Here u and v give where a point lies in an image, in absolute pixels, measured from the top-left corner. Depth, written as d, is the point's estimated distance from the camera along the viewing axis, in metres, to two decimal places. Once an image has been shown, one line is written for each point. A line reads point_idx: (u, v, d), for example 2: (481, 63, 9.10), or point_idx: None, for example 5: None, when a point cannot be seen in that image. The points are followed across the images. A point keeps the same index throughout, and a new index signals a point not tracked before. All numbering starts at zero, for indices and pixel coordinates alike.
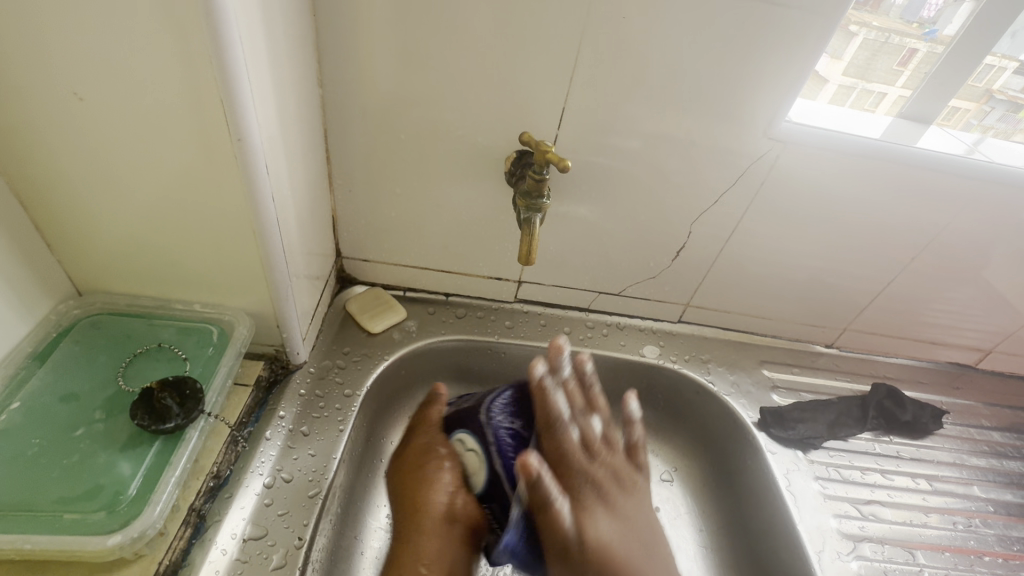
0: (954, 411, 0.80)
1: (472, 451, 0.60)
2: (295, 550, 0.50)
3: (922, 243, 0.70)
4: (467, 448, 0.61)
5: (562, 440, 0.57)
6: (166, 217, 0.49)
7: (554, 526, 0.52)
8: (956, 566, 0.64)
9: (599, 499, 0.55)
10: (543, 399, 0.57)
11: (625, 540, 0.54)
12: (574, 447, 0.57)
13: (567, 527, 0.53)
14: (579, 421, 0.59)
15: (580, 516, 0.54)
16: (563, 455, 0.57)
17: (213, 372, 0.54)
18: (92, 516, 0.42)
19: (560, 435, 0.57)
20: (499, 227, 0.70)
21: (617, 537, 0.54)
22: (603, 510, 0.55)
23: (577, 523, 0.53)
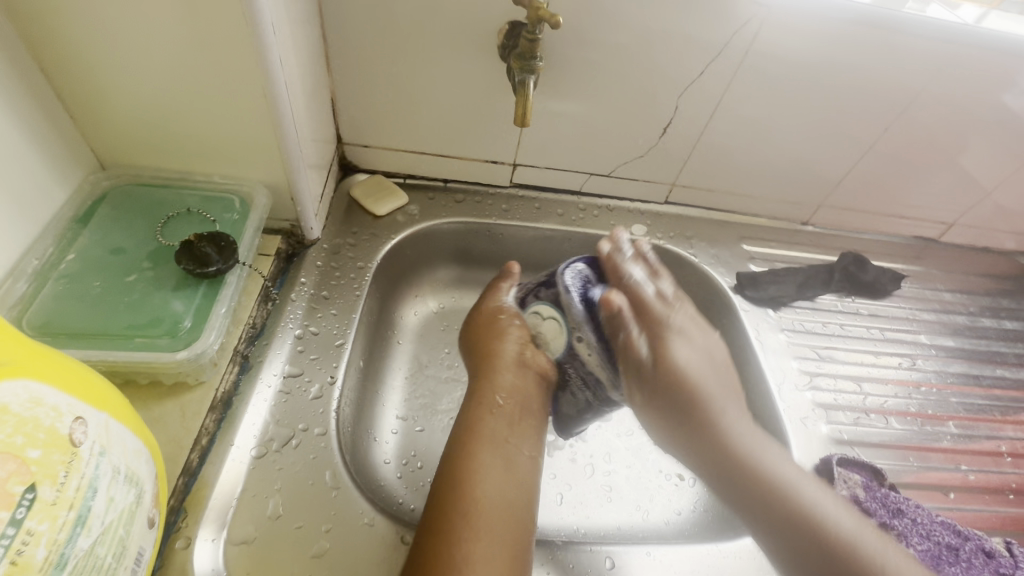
0: (912, 277, 0.88)
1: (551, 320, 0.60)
2: (329, 385, 0.58)
3: (895, 114, 0.73)
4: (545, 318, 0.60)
5: (666, 347, 0.61)
6: (182, 85, 0.51)
7: (631, 355, 0.58)
8: (897, 395, 0.71)
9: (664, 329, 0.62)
10: (615, 267, 0.63)
11: (698, 365, 0.63)
12: (652, 307, 0.63)
13: (645, 356, 0.59)
14: (652, 285, 0.65)
15: (659, 348, 0.60)
16: (663, 354, 0.60)
17: (241, 233, 0.58)
18: (157, 339, 0.49)
19: (631, 289, 0.63)
20: (494, 107, 0.72)
21: (691, 363, 0.62)
22: (677, 337, 0.63)
23: (657, 353, 0.60)
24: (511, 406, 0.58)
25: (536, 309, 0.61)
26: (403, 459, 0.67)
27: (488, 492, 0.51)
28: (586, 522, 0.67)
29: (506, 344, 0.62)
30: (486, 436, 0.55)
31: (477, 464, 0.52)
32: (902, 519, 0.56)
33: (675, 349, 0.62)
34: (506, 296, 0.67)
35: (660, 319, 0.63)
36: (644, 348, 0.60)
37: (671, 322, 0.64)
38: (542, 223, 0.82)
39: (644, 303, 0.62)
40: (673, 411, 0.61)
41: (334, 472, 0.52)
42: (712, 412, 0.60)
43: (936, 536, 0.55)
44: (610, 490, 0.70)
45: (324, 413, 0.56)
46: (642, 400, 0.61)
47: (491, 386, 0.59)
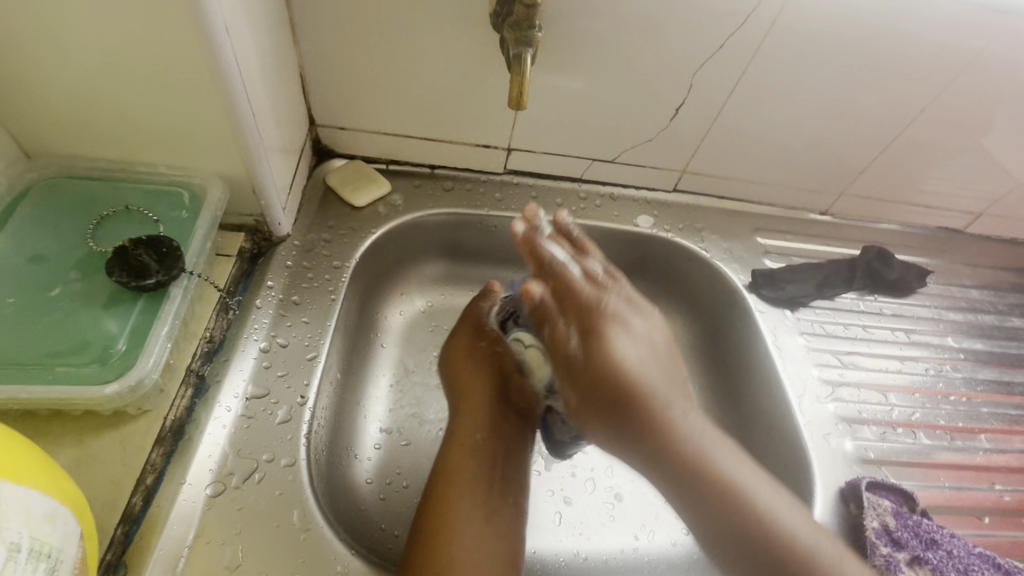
0: (937, 271, 0.81)
1: (533, 347, 0.55)
2: (299, 406, 0.51)
3: (933, 94, 0.65)
4: (526, 346, 0.56)
5: (598, 347, 0.50)
6: (108, 61, 0.42)
7: (564, 348, 0.51)
8: (923, 405, 0.66)
9: (612, 319, 0.51)
10: (534, 252, 0.53)
11: (648, 365, 0.50)
12: (586, 295, 0.51)
13: (593, 351, 0.50)
14: (579, 267, 0.53)
15: (597, 341, 0.50)
16: (595, 358, 0.50)
17: (189, 235, 0.51)
18: (86, 368, 0.42)
19: (559, 274, 0.52)
20: (485, 85, 0.64)
21: (644, 361, 0.50)
22: (620, 330, 0.51)
23: (593, 348, 0.50)
24: (491, 444, 0.52)
25: (518, 335, 0.58)
26: (386, 479, 0.61)
27: (468, 544, 0.46)
28: (587, 545, 0.61)
29: (488, 379, 0.56)
30: (467, 479, 0.50)
31: (456, 517, 0.47)
32: (936, 551, 0.50)
33: (609, 343, 0.50)
34: (489, 318, 0.62)
35: (592, 306, 0.51)
36: (609, 339, 0.50)
37: (620, 313, 0.52)
38: (540, 214, 0.74)
39: (579, 294, 0.51)
40: (614, 416, 0.50)
41: (303, 510, 0.46)
42: (643, 409, 0.50)
43: (974, 571, 0.50)
44: (613, 507, 0.64)
45: (293, 439, 0.49)
46: (574, 403, 0.52)
47: (471, 425, 0.54)
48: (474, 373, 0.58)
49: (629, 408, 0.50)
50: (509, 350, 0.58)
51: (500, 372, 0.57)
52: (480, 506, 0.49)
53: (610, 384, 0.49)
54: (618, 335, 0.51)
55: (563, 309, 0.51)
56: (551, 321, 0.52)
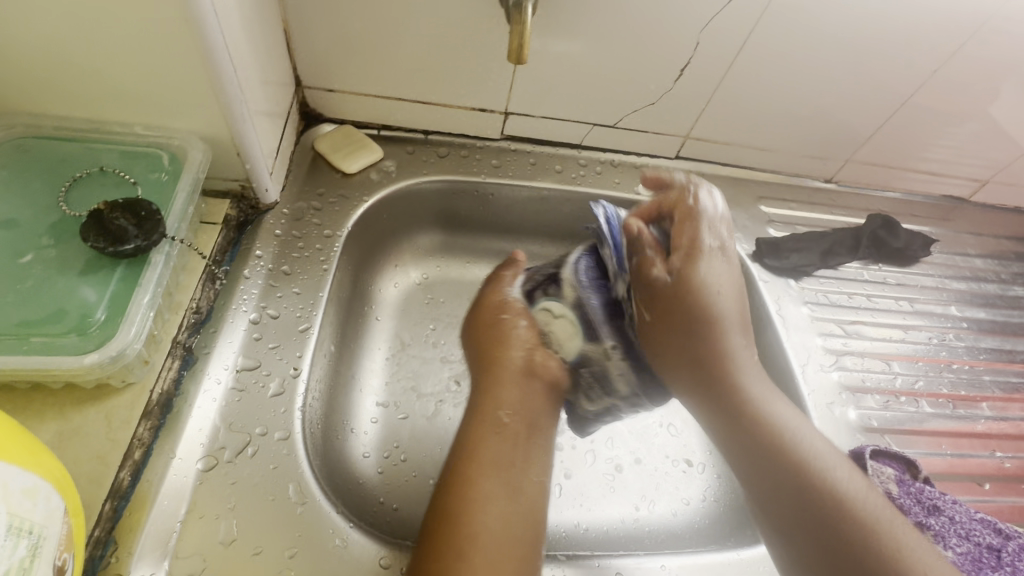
0: (941, 241, 0.80)
1: (562, 318, 0.56)
2: (292, 379, 0.49)
3: (948, 55, 0.62)
4: (555, 315, 0.57)
5: (690, 271, 0.54)
6: (71, 7, 0.39)
7: (647, 270, 0.54)
8: (926, 373, 0.66)
9: (682, 257, 0.54)
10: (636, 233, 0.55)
11: (733, 291, 0.54)
12: (699, 218, 0.56)
13: (665, 272, 0.54)
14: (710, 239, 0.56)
15: (685, 268, 0.54)
16: (682, 286, 0.53)
17: (170, 199, 0.48)
18: (62, 339, 0.40)
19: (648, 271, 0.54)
20: (480, 44, 0.61)
21: (717, 293, 0.53)
22: (704, 261, 0.54)
23: (679, 272, 0.54)
24: (516, 423, 0.51)
25: (547, 305, 0.57)
26: (383, 452, 0.60)
27: (489, 524, 0.44)
28: (588, 515, 0.61)
29: (513, 353, 0.54)
30: (488, 458, 0.48)
31: (478, 495, 0.46)
32: (939, 517, 0.50)
33: (700, 270, 0.54)
34: (512, 288, 0.60)
35: (682, 311, 0.53)
36: (692, 271, 0.54)
37: (724, 250, 0.56)
38: (539, 181, 0.72)
39: (694, 235, 0.55)
40: (693, 368, 0.53)
41: (300, 483, 0.44)
42: (720, 354, 0.53)
43: (975, 536, 0.50)
44: (614, 478, 0.64)
45: (287, 413, 0.47)
46: (660, 357, 0.54)
47: (495, 402, 0.52)
48: (501, 345, 0.56)
49: (710, 325, 0.53)
50: (535, 321, 0.56)
51: (527, 347, 0.55)
52: (504, 483, 0.47)
53: (688, 332, 0.53)
54: (698, 262, 0.54)
55: (670, 246, 0.56)
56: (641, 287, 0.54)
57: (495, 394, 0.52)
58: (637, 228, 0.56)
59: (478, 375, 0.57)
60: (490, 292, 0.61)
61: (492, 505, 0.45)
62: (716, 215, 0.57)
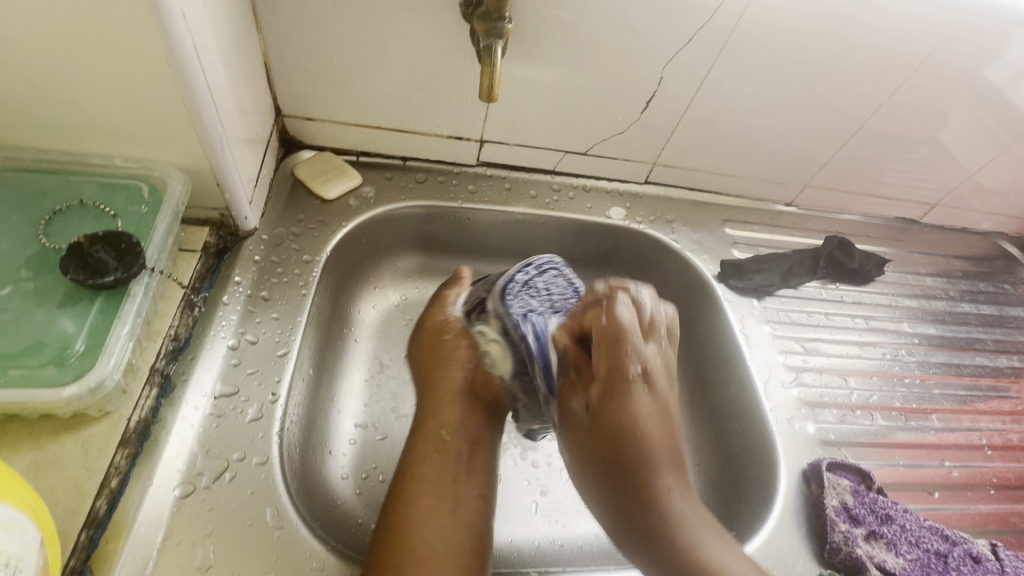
0: (894, 261, 0.85)
1: (495, 341, 0.56)
2: (270, 404, 0.50)
3: (890, 90, 0.67)
4: (489, 339, 0.56)
5: (627, 405, 0.45)
6: (57, 48, 0.40)
7: (573, 405, 0.49)
8: (880, 387, 0.70)
9: (600, 396, 0.47)
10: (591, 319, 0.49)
11: (661, 421, 0.46)
12: (631, 337, 0.47)
13: (610, 412, 0.46)
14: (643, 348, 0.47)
15: (614, 404, 0.46)
16: (625, 426, 0.45)
17: (149, 230, 0.49)
18: (41, 370, 0.40)
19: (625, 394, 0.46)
20: (456, 77, 0.63)
21: (642, 426, 0.45)
22: (646, 389, 0.46)
23: (591, 413, 0.47)
24: (458, 442, 0.52)
25: (481, 328, 0.57)
26: (362, 473, 0.61)
27: (430, 538, 0.45)
28: (563, 532, 0.63)
29: (456, 374, 0.55)
30: (428, 475, 0.49)
31: (421, 511, 0.47)
32: (891, 526, 0.54)
33: (625, 406, 0.46)
34: (454, 305, 0.61)
35: (621, 389, 0.46)
36: (641, 402, 0.46)
37: (653, 373, 0.47)
38: (514, 206, 0.74)
39: (617, 358, 0.47)
40: (612, 482, 0.46)
41: (277, 507, 0.45)
42: (643, 486, 0.45)
43: (924, 543, 0.53)
44: None
45: (265, 437, 0.48)
46: (575, 450, 0.49)
47: (435, 422, 0.53)
48: (442, 365, 0.57)
49: (622, 464, 0.45)
50: (474, 342, 0.57)
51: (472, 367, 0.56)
52: (443, 496, 0.48)
53: (608, 450, 0.46)
54: (643, 390, 0.46)
55: (593, 371, 0.49)
56: (568, 374, 0.50)
57: (434, 412, 0.53)
58: (563, 344, 0.51)
59: (420, 393, 0.57)
60: (436, 308, 0.62)
61: (432, 524, 0.46)
62: (648, 319, 0.49)
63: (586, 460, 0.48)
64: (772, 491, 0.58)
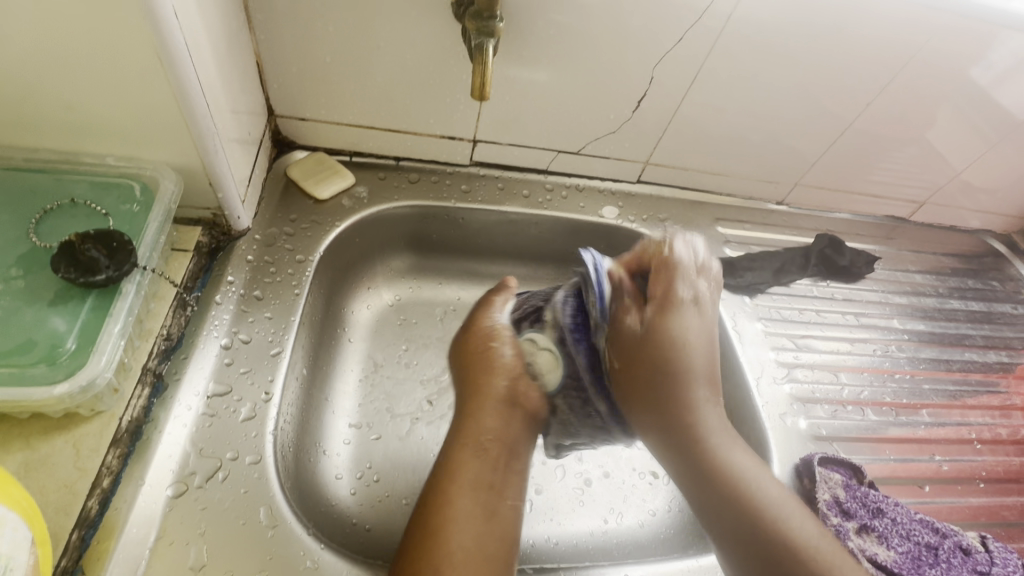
0: (884, 258, 0.86)
1: (546, 351, 0.54)
2: (263, 404, 0.50)
3: (877, 90, 0.68)
4: (539, 348, 0.54)
5: (676, 314, 0.51)
6: (47, 46, 0.40)
7: (623, 320, 0.52)
8: (871, 383, 0.71)
9: (654, 304, 0.52)
10: (642, 262, 0.55)
11: (710, 343, 0.51)
12: (682, 268, 0.54)
13: (639, 318, 0.52)
14: (698, 261, 0.56)
15: (658, 317, 0.51)
16: (678, 331, 0.50)
17: (141, 229, 0.49)
18: (31, 369, 0.40)
19: (669, 313, 0.51)
20: (448, 77, 0.64)
21: (689, 333, 0.50)
22: (687, 305, 0.52)
23: (648, 322, 0.51)
24: (495, 449, 0.51)
25: (531, 336, 0.55)
26: (357, 473, 0.61)
27: (463, 543, 0.45)
28: (558, 530, 0.63)
29: (499, 382, 0.54)
30: (465, 481, 0.48)
31: (453, 514, 0.46)
32: (882, 519, 0.54)
33: (678, 318, 0.51)
34: (499, 312, 0.60)
35: (668, 295, 0.52)
36: (687, 321, 0.51)
37: (701, 300, 0.53)
38: (507, 206, 0.74)
39: (670, 283, 0.53)
40: (655, 397, 0.49)
41: (270, 507, 0.45)
42: (682, 393, 0.48)
43: (914, 536, 0.53)
44: (583, 492, 0.66)
45: (258, 436, 0.48)
46: (616, 355, 0.51)
47: (476, 428, 0.52)
48: (486, 372, 0.55)
49: (658, 345, 0.50)
50: (520, 350, 0.55)
51: (512, 375, 0.54)
52: (478, 503, 0.48)
53: (650, 352, 0.49)
54: (689, 308, 0.52)
55: (647, 296, 0.54)
56: (620, 296, 0.53)
57: (472, 415, 0.53)
58: (619, 276, 0.54)
59: (463, 400, 0.56)
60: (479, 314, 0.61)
61: (467, 529, 0.46)
62: (699, 260, 0.56)
63: (629, 358, 0.50)
64: None
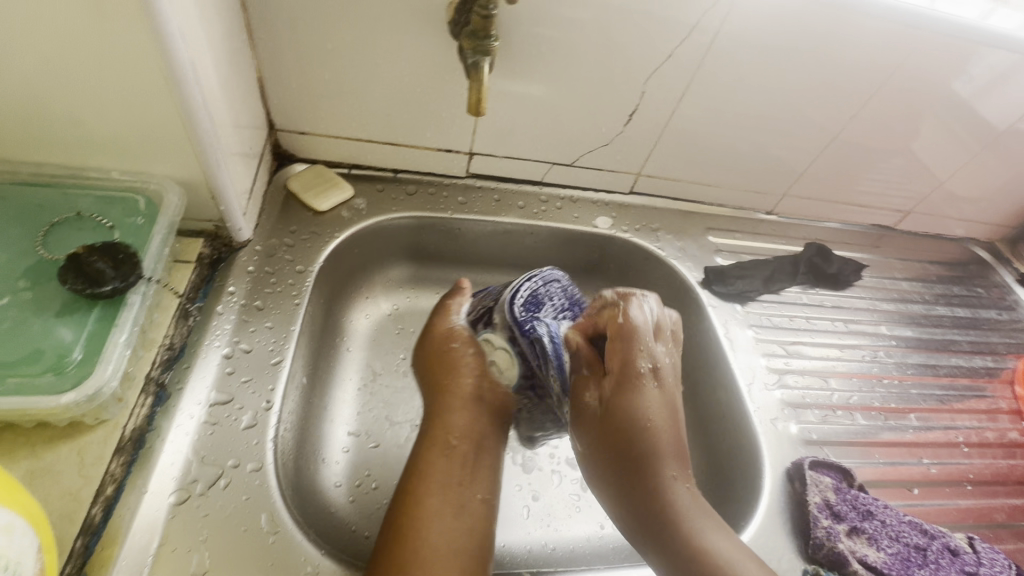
0: (872, 266, 0.88)
1: (501, 348, 0.57)
2: (264, 412, 0.51)
3: (860, 104, 0.71)
4: (497, 346, 0.57)
5: (635, 402, 0.48)
6: (59, 65, 0.42)
7: (580, 402, 0.51)
8: (860, 388, 0.72)
9: (612, 381, 0.50)
10: (597, 321, 0.54)
11: (670, 425, 0.48)
12: (641, 336, 0.51)
13: (604, 398, 0.50)
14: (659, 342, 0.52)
15: (618, 398, 0.49)
16: (634, 419, 0.48)
17: (146, 241, 0.50)
18: (39, 378, 0.41)
19: (627, 398, 0.49)
20: (444, 92, 0.66)
21: (673, 409, 0.49)
22: (651, 382, 0.50)
23: (607, 402, 0.49)
24: (465, 446, 0.52)
25: (488, 336, 0.58)
26: (355, 481, 0.61)
27: (434, 539, 0.46)
28: (555, 536, 0.63)
29: (466, 380, 0.56)
30: (437, 478, 0.50)
31: (426, 515, 0.47)
32: (872, 521, 0.55)
33: (636, 397, 0.49)
34: (455, 314, 0.62)
35: (630, 375, 0.50)
36: (646, 398, 0.49)
37: (661, 371, 0.51)
38: (503, 217, 0.76)
39: (629, 355, 0.51)
40: (623, 476, 0.48)
41: (271, 513, 0.46)
42: (646, 477, 0.47)
43: (904, 538, 0.55)
44: (580, 498, 0.66)
45: (260, 444, 0.49)
46: (585, 442, 0.50)
47: (444, 427, 0.53)
48: (450, 372, 0.57)
49: (632, 462, 0.47)
50: (482, 350, 0.58)
51: (482, 372, 0.56)
52: (449, 500, 0.49)
53: (613, 449, 0.48)
54: (649, 382, 0.50)
55: (605, 367, 0.52)
56: (579, 369, 0.52)
57: (436, 414, 0.55)
58: (575, 344, 0.53)
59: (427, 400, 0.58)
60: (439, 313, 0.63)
61: (436, 524, 0.47)
62: (656, 322, 0.53)
63: (587, 438, 0.50)
64: (757, 490, 0.59)
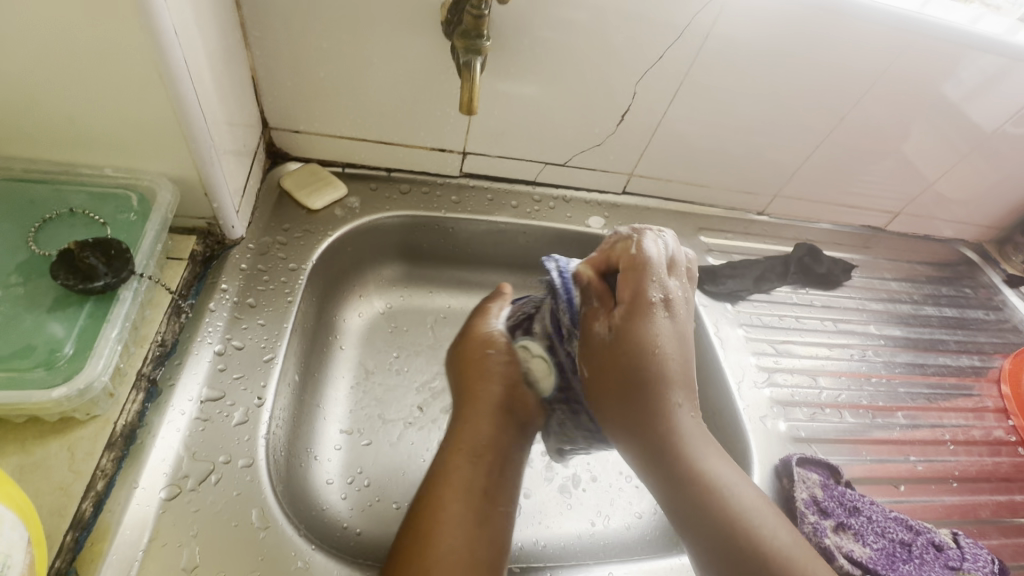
0: (862, 266, 0.89)
1: (539, 356, 0.56)
2: (256, 408, 0.51)
3: (849, 106, 0.72)
4: (532, 354, 0.57)
5: (646, 326, 0.47)
6: (52, 62, 0.42)
7: (591, 325, 0.50)
8: (849, 386, 0.73)
9: (622, 308, 0.49)
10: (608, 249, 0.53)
11: (679, 343, 0.48)
12: (653, 267, 0.50)
13: (614, 321, 0.49)
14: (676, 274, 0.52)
15: (631, 319, 0.48)
16: (642, 343, 0.47)
17: (138, 238, 0.50)
18: (29, 373, 0.41)
19: (640, 318, 0.48)
20: (437, 91, 0.66)
21: (683, 340, 0.48)
22: (660, 308, 0.48)
23: (617, 325, 0.48)
24: (490, 457, 0.52)
25: (524, 343, 0.58)
26: (347, 478, 0.62)
27: (457, 548, 0.46)
28: (546, 532, 0.64)
29: (491, 387, 0.56)
30: (460, 485, 0.50)
31: (445, 522, 0.47)
32: (858, 517, 0.56)
33: (647, 326, 0.47)
34: (495, 320, 0.62)
35: (641, 298, 0.49)
36: (659, 326, 0.48)
37: (672, 303, 0.49)
38: (496, 216, 0.76)
39: (640, 286, 0.49)
40: (628, 407, 0.47)
41: (262, 509, 0.46)
42: (658, 403, 0.46)
43: (890, 533, 0.55)
44: (570, 495, 0.67)
45: (251, 440, 0.49)
46: (589, 376, 0.49)
47: (471, 434, 0.53)
48: (479, 379, 0.57)
49: (642, 385, 0.46)
50: (518, 358, 0.57)
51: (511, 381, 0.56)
52: (472, 509, 0.49)
53: (617, 374, 0.47)
54: (660, 313, 0.48)
55: (615, 299, 0.51)
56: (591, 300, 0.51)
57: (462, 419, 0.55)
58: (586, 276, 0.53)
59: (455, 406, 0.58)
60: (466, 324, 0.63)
61: (457, 534, 0.47)
62: (669, 256, 0.52)
63: (596, 371, 0.49)
64: None
